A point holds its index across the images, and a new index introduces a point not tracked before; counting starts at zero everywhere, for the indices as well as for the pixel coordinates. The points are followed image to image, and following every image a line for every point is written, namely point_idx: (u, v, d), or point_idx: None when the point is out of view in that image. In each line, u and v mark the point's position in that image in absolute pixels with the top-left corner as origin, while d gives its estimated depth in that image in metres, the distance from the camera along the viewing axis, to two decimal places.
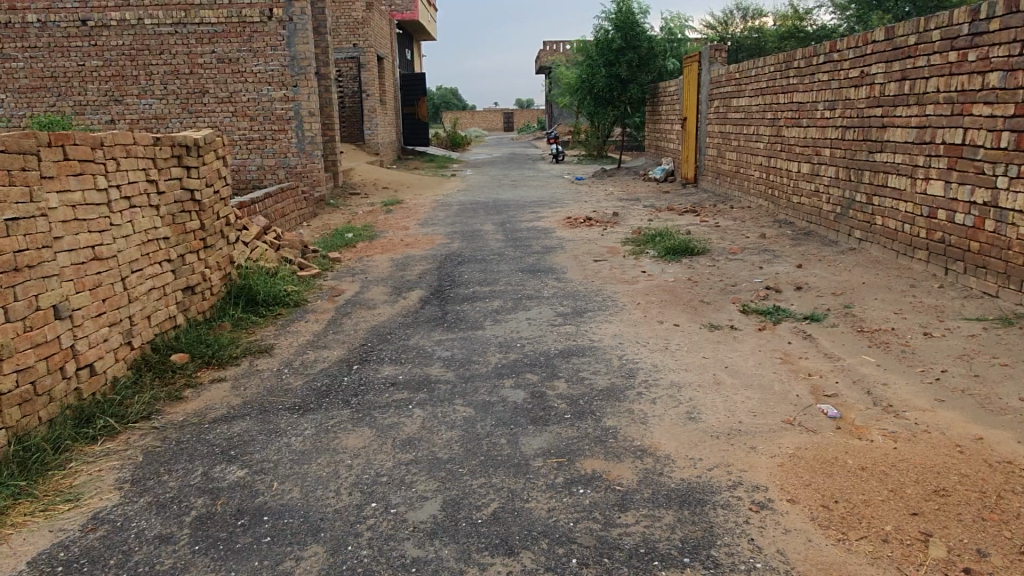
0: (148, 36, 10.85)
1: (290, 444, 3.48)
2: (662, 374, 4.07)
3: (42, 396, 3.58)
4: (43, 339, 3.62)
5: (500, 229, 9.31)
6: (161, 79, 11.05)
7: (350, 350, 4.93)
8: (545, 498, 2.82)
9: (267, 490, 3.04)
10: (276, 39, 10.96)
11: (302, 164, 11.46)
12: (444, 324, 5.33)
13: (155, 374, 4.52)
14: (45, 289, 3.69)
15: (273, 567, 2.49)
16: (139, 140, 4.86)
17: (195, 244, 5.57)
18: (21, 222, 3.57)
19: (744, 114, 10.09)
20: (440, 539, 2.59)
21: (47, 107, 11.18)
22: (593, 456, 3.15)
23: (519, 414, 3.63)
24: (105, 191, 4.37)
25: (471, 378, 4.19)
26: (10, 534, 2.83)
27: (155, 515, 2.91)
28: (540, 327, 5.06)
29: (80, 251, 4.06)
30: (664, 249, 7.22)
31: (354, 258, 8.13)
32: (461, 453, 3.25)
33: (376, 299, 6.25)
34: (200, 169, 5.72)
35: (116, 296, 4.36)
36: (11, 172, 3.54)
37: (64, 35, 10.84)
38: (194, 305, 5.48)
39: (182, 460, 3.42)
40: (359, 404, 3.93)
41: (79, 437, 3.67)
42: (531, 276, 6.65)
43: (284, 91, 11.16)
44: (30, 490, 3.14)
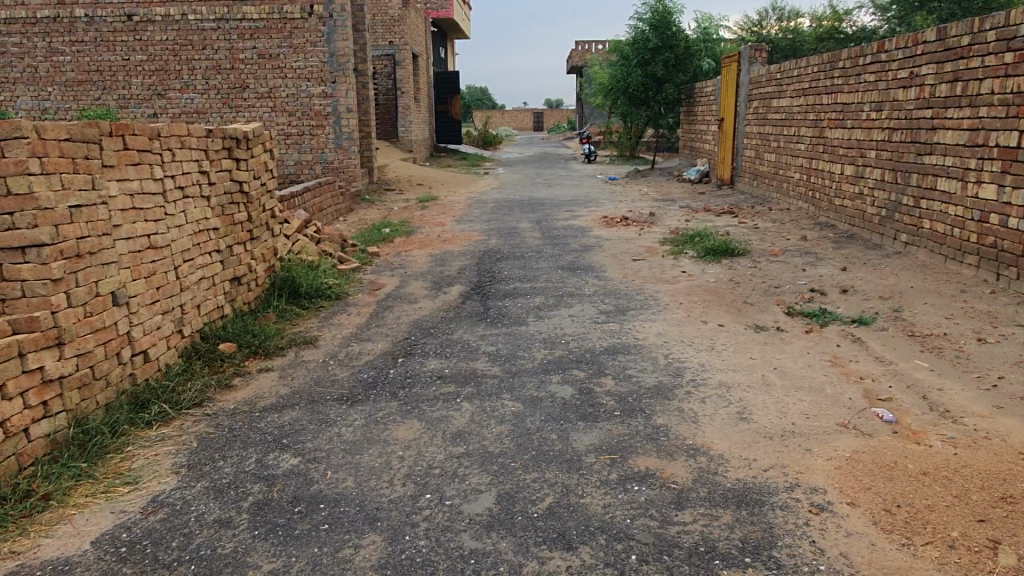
0: (191, 31, 11.03)
1: (341, 435, 3.51)
2: (710, 374, 4.03)
3: (99, 380, 3.66)
4: (102, 324, 3.70)
5: (536, 227, 9.29)
6: (203, 73, 11.23)
7: (394, 343, 4.95)
8: (600, 495, 2.82)
9: (321, 479, 3.07)
10: (315, 36, 11.04)
11: (339, 159, 11.54)
12: (486, 320, 5.34)
13: (204, 362, 4.61)
14: (105, 276, 3.77)
15: (333, 554, 2.52)
16: (192, 132, 4.94)
17: (242, 236, 5.67)
18: (84, 210, 3.65)
19: (785, 115, 9.96)
20: (497, 532, 2.60)
21: (91, 100, 11.33)
22: (645, 454, 3.14)
23: (568, 410, 3.63)
24: (160, 181, 4.46)
25: (518, 373, 4.20)
26: (73, 514, 2.91)
27: (213, 500, 2.96)
28: (583, 325, 5.05)
29: (137, 240, 4.15)
30: (704, 250, 7.16)
31: (392, 252, 8.19)
32: (513, 448, 3.25)
33: (417, 294, 6.28)
34: (248, 162, 5.81)
35: (168, 284, 4.45)
36: (76, 160, 3.62)
37: (109, 30, 11.01)
38: (240, 296, 5.57)
39: (236, 447, 3.47)
40: (407, 397, 3.95)
41: (135, 421, 3.75)
42: (571, 274, 6.64)
43: (322, 87, 11.25)
44: (90, 472, 3.22)
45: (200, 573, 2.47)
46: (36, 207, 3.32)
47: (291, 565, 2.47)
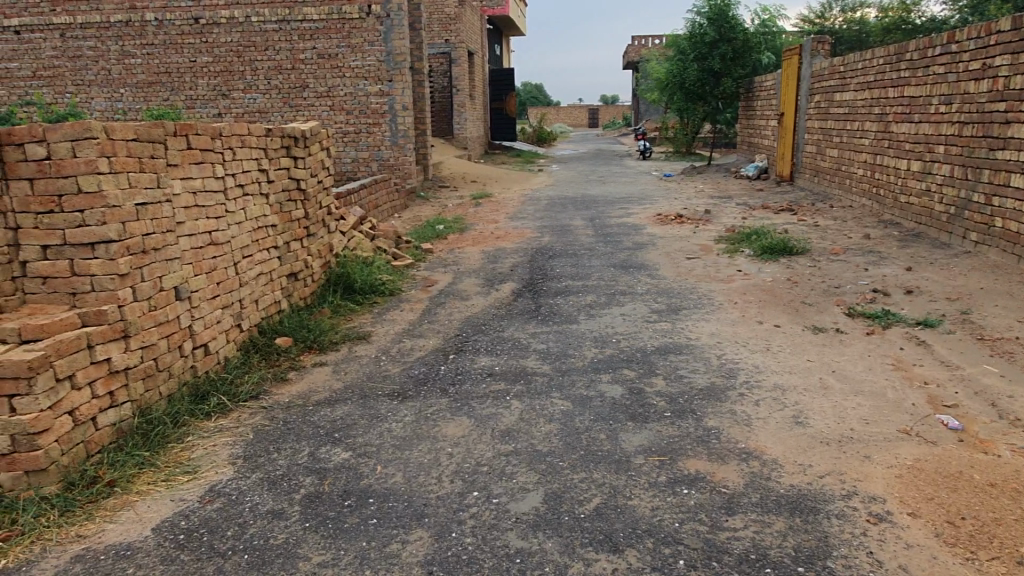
0: (254, 33, 11.31)
1: (391, 430, 3.55)
2: (764, 376, 3.94)
3: (162, 372, 3.79)
4: (165, 318, 3.84)
5: (589, 225, 9.22)
6: (265, 74, 11.50)
7: (445, 340, 4.99)
8: (648, 497, 2.78)
9: (371, 474, 3.11)
10: (373, 35, 11.20)
11: (395, 157, 11.70)
12: (537, 317, 5.33)
13: (261, 356, 4.74)
14: (168, 271, 3.90)
15: (381, 549, 2.55)
16: (253, 131, 5.07)
17: (299, 232, 5.80)
18: (149, 207, 3.78)
19: (848, 110, 9.64)
20: (544, 532, 2.59)
21: (160, 100, 11.73)
22: (695, 456, 3.08)
23: (617, 410, 3.59)
24: (221, 179, 4.59)
25: (568, 371, 4.17)
26: (136, 501, 3.03)
27: (267, 491, 3.04)
28: (634, 324, 4.99)
29: (199, 237, 4.28)
30: (761, 248, 6.99)
31: (446, 249, 8.26)
32: (561, 447, 3.23)
33: (469, 291, 6.31)
34: (306, 160, 5.94)
35: (228, 280, 4.58)
36: (142, 159, 3.75)
37: (177, 33, 11.37)
38: (297, 292, 5.71)
39: (290, 439, 3.55)
40: (457, 393, 3.98)
41: (195, 412, 3.87)
42: (623, 272, 6.57)
43: (379, 85, 11.40)
44: (153, 460, 3.34)
45: (253, 562, 2.54)
46: (105, 205, 3.44)
47: (340, 559, 2.51)
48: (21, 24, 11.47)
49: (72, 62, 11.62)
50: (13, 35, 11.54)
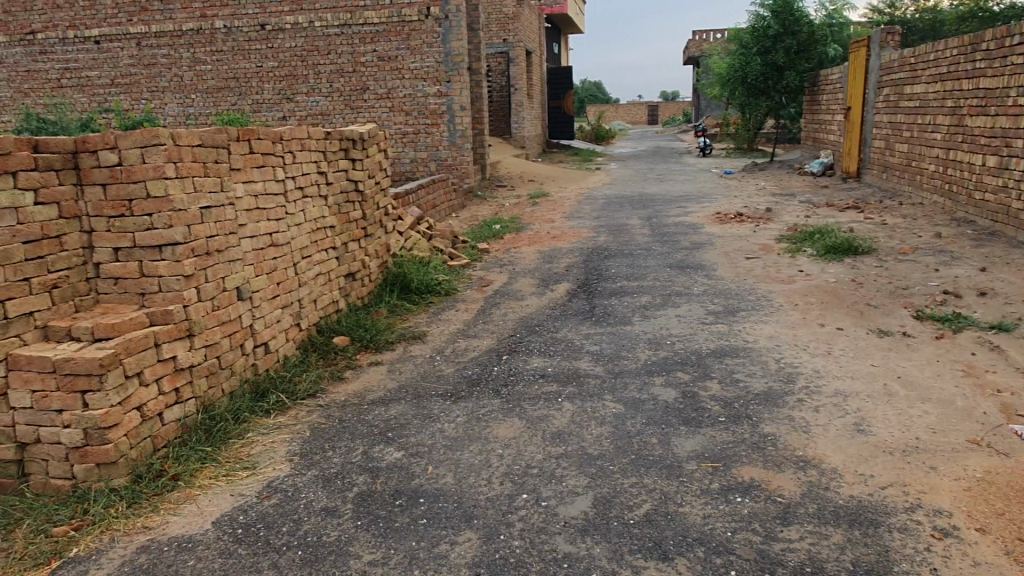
0: (317, 37, 11.55)
1: (443, 431, 3.59)
2: (825, 381, 3.82)
3: (225, 370, 3.93)
4: (228, 318, 3.96)
5: (646, 224, 9.12)
6: (327, 77, 11.72)
7: (499, 340, 5.01)
8: (700, 504, 2.73)
9: (422, 473, 3.15)
10: (432, 37, 11.31)
11: (453, 157, 11.80)
12: (592, 318, 5.29)
13: (319, 354, 4.85)
14: (230, 272, 4.03)
15: (430, 549, 2.58)
16: (312, 135, 5.18)
17: (357, 233, 5.91)
18: (213, 210, 3.91)
19: (919, 103, 9.26)
20: (592, 537, 2.57)
21: (229, 105, 12.12)
22: (749, 463, 3.01)
23: (670, 413, 3.54)
24: (281, 182, 4.72)
25: (621, 374, 4.13)
26: (198, 495, 3.14)
27: (321, 488, 3.10)
28: (690, 325, 4.91)
29: (260, 238, 4.41)
30: (825, 248, 6.77)
31: (502, 249, 8.29)
32: (612, 451, 3.21)
33: (524, 292, 6.31)
34: (363, 162, 6.04)
35: (288, 280, 4.71)
36: (206, 164, 3.88)
37: (245, 39, 11.71)
38: (354, 291, 5.82)
39: (344, 438, 3.62)
40: (509, 394, 3.99)
41: (256, 409, 3.99)
42: (680, 273, 6.46)
43: (438, 86, 11.50)
44: (215, 455, 3.46)
45: (306, 558, 2.60)
46: (171, 209, 3.58)
47: (390, 558, 2.55)
48: (100, 35, 11.97)
49: (147, 70, 12.10)
50: (93, 45, 12.07)
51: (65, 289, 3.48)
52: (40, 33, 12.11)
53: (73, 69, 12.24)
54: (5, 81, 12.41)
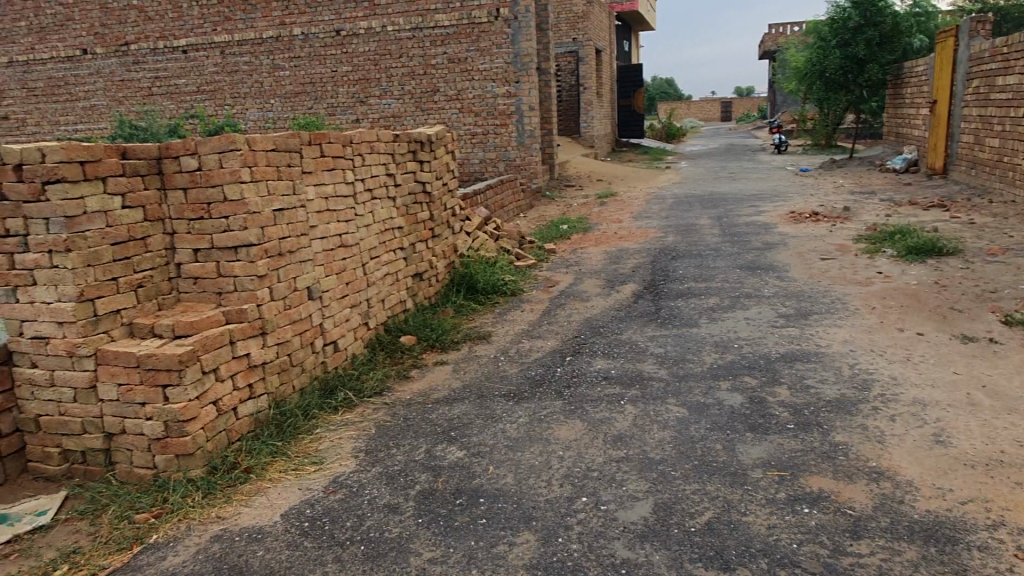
0: (390, 41, 11.76)
1: (505, 431, 3.61)
2: (903, 390, 3.64)
3: (295, 367, 4.05)
4: (299, 317, 4.09)
5: (717, 223, 8.92)
6: (399, 80, 11.93)
7: (563, 341, 4.99)
8: (765, 514, 2.66)
9: (483, 473, 3.18)
10: (501, 38, 11.31)
11: (521, 157, 11.81)
12: (658, 320, 5.22)
13: (386, 353, 4.96)
14: (301, 273, 4.15)
15: (488, 549, 2.60)
16: (381, 138, 5.29)
17: (425, 234, 6.00)
18: (286, 213, 4.04)
19: (1013, 94, 8.72)
20: (651, 544, 2.53)
21: (306, 109, 12.50)
22: (819, 473, 2.91)
23: (736, 419, 3.45)
24: (351, 184, 4.83)
25: (686, 377, 4.06)
26: (269, 487, 3.26)
27: (385, 485, 3.17)
28: (759, 328, 4.78)
29: (330, 240, 4.53)
30: (906, 248, 6.47)
31: (569, 249, 8.26)
32: (674, 456, 3.15)
33: (589, 292, 6.27)
34: (431, 163, 6.13)
35: (357, 280, 4.82)
36: (279, 168, 4.01)
37: (321, 45, 12.06)
38: (421, 291, 5.92)
39: (409, 436, 3.68)
40: (572, 396, 3.97)
41: (324, 406, 4.10)
42: (750, 274, 6.29)
43: (507, 86, 11.53)
44: (285, 450, 3.58)
45: (368, 553, 2.66)
46: (246, 212, 3.70)
47: (448, 557, 2.58)
48: (188, 44, 12.56)
49: (230, 77, 12.62)
50: (180, 54, 12.66)
51: (148, 288, 3.66)
52: (132, 43, 12.77)
53: (162, 78, 12.88)
54: (101, 90, 13.16)
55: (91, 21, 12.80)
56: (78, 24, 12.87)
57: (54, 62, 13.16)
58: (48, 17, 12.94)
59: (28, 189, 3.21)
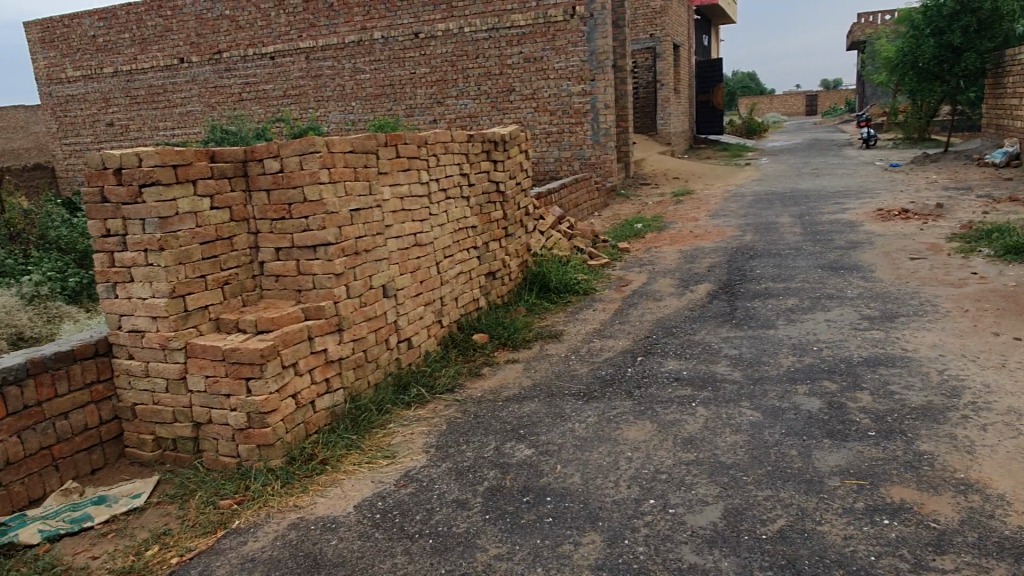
0: (466, 42, 11.87)
1: (573, 430, 3.60)
2: (996, 398, 3.44)
3: (370, 363, 4.17)
4: (374, 314, 4.20)
5: (798, 222, 8.63)
6: (475, 80, 12.04)
7: (635, 341, 4.94)
8: (841, 524, 2.56)
9: (551, 472, 3.19)
10: (577, 36, 11.17)
11: (596, 155, 11.70)
12: (733, 321, 5.10)
13: (459, 351, 5.03)
14: (376, 271, 4.26)
15: (553, 548, 2.61)
16: (455, 138, 5.37)
17: (498, 233, 6.05)
18: (362, 213, 4.15)
19: None
20: (720, 549, 2.48)
21: (385, 111, 12.79)
22: (900, 484, 2.78)
23: (813, 425, 3.34)
24: (426, 184, 4.93)
25: (761, 380, 3.95)
26: (343, 479, 3.37)
27: (454, 481, 3.22)
28: (841, 331, 4.61)
29: (405, 239, 4.63)
30: (1004, 248, 6.09)
31: (643, 248, 8.16)
32: (747, 461, 3.08)
33: (663, 292, 6.18)
34: (505, 163, 6.17)
35: (431, 279, 4.91)
36: (357, 169, 4.13)
37: (400, 48, 12.31)
38: (494, 290, 5.97)
39: (479, 433, 3.73)
40: (642, 396, 3.93)
41: (398, 401, 4.20)
42: (832, 274, 6.06)
43: (582, 85, 11.40)
44: (359, 443, 3.69)
45: (436, 547, 2.71)
46: (324, 212, 3.82)
47: (514, 554, 2.60)
48: (276, 51, 13.06)
49: (314, 82, 13.06)
50: (268, 61, 13.19)
51: (234, 286, 3.84)
52: (225, 51, 13.39)
53: (252, 84, 13.45)
54: (196, 97, 13.85)
55: (187, 31, 13.49)
56: (175, 34, 13.58)
57: (154, 71, 13.95)
58: (150, 28, 13.73)
59: (126, 192, 3.42)
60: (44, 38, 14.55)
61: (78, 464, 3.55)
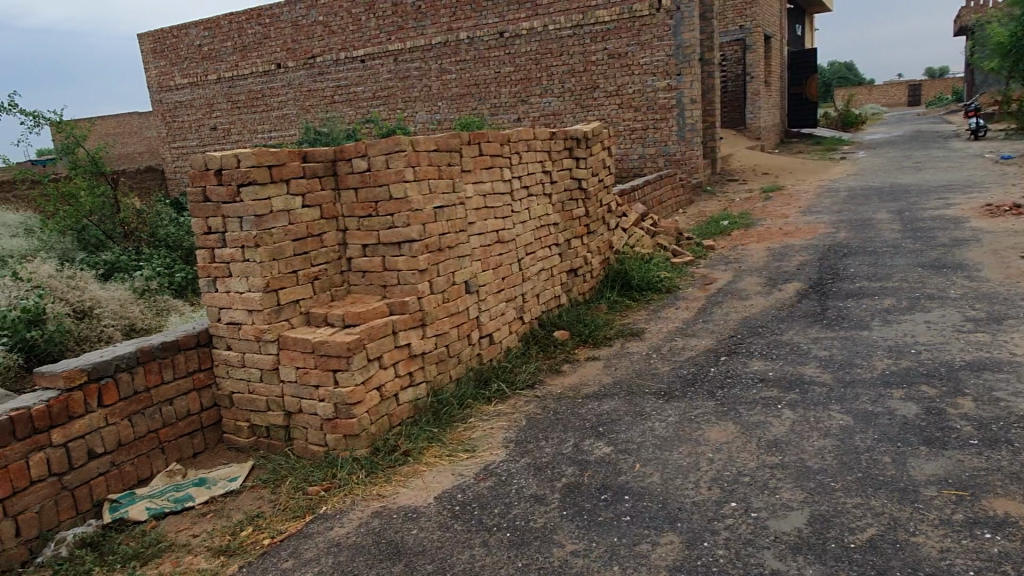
0: (551, 40, 11.86)
1: (653, 429, 3.56)
2: None
3: (452, 358, 4.24)
4: (456, 310, 4.27)
5: (897, 218, 8.20)
6: (559, 78, 12.01)
7: (719, 341, 4.83)
8: (937, 536, 2.43)
9: (629, 470, 3.16)
10: (663, 30, 10.95)
11: (682, 151, 11.46)
12: (823, 321, 4.90)
13: (540, 347, 5.06)
14: (459, 267, 4.34)
15: (631, 547, 2.59)
16: (538, 135, 5.38)
17: (580, 230, 6.03)
18: (446, 210, 4.23)
19: None
20: (804, 556, 2.41)
21: (470, 110, 12.96)
22: (1004, 496, 2.61)
23: (909, 431, 3.18)
24: (508, 182, 4.97)
25: (853, 383, 3.79)
26: (424, 470, 3.45)
27: (532, 476, 3.24)
28: (942, 333, 4.36)
29: (487, 235, 4.69)
30: None
31: (729, 246, 7.96)
32: (835, 466, 2.96)
33: (750, 291, 6.01)
34: (588, 160, 6.14)
35: (513, 275, 4.95)
36: (441, 167, 4.22)
37: (485, 47, 12.44)
38: (576, 287, 5.96)
39: (558, 429, 3.74)
40: (725, 397, 3.84)
41: (478, 396, 4.26)
42: (933, 274, 5.74)
43: (668, 80, 11.17)
44: (440, 436, 3.76)
45: (514, 540, 2.74)
46: (409, 209, 3.92)
47: (591, 550, 2.60)
48: (366, 54, 13.46)
49: (402, 83, 13.37)
50: (359, 64, 13.60)
51: (323, 281, 3.99)
52: (319, 56, 13.89)
53: (343, 86, 13.90)
54: (292, 100, 14.43)
55: (284, 38, 14.06)
56: (274, 41, 14.20)
57: (254, 76, 14.64)
58: (250, 36, 14.41)
59: (226, 191, 3.60)
60: (155, 49, 15.50)
61: (181, 448, 3.78)
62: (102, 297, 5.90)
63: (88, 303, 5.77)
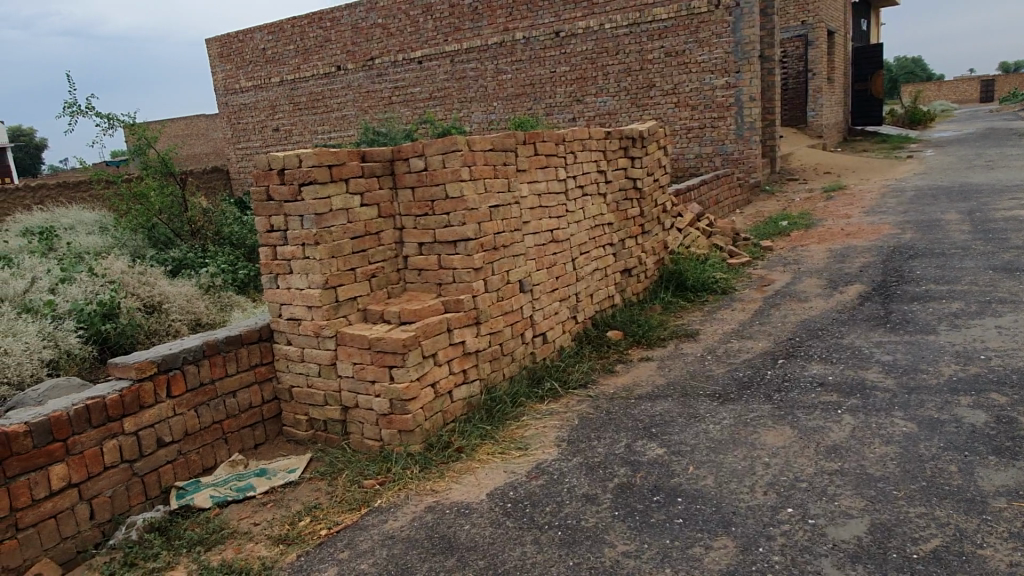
0: (607, 39, 11.80)
1: (707, 431, 3.52)
2: None
3: (506, 356, 4.28)
4: (510, 308, 4.30)
5: (967, 219, 7.89)
6: (615, 77, 11.93)
7: (776, 343, 4.74)
8: (1006, 549, 2.34)
9: (682, 472, 3.14)
10: (722, 27, 10.76)
11: (740, 151, 11.23)
12: (887, 325, 4.75)
13: (594, 347, 5.04)
14: (514, 267, 4.36)
15: (683, 549, 2.57)
16: (593, 135, 5.37)
17: (635, 230, 5.99)
18: (501, 209, 4.26)
19: None
20: (864, 565, 2.35)
21: (526, 110, 12.99)
22: None
23: (976, 440, 3.07)
24: (563, 181, 4.98)
25: (917, 389, 3.67)
26: (477, 467, 3.49)
27: (584, 475, 3.25)
28: (1015, 338, 4.18)
29: (542, 235, 4.70)
30: None
31: (788, 247, 7.78)
32: (898, 474, 2.88)
33: (810, 293, 5.87)
34: (643, 160, 6.09)
35: (567, 275, 4.96)
36: (496, 167, 4.25)
37: (542, 47, 12.44)
38: (630, 287, 5.92)
39: (610, 430, 3.73)
40: (782, 400, 3.77)
41: (531, 395, 4.28)
42: (1006, 276, 5.50)
43: (726, 78, 10.96)
44: (493, 433, 3.80)
45: (565, 539, 2.75)
46: (465, 208, 3.96)
47: (642, 552, 2.60)
48: (423, 55, 13.64)
49: (458, 83, 13.47)
50: (417, 65, 13.78)
51: (380, 278, 4.07)
52: (378, 58, 14.13)
53: (401, 87, 14.10)
54: (351, 101, 14.71)
55: (345, 41, 14.36)
56: (334, 44, 14.51)
57: (315, 78, 14.98)
58: (312, 39, 14.76)
59: (288, 190, 3.71)
60: (222, 53, 16.01)
61: (243, 439, 3.91)
62: (170, 292, 6.11)
63: (157, 298, 5.98)
